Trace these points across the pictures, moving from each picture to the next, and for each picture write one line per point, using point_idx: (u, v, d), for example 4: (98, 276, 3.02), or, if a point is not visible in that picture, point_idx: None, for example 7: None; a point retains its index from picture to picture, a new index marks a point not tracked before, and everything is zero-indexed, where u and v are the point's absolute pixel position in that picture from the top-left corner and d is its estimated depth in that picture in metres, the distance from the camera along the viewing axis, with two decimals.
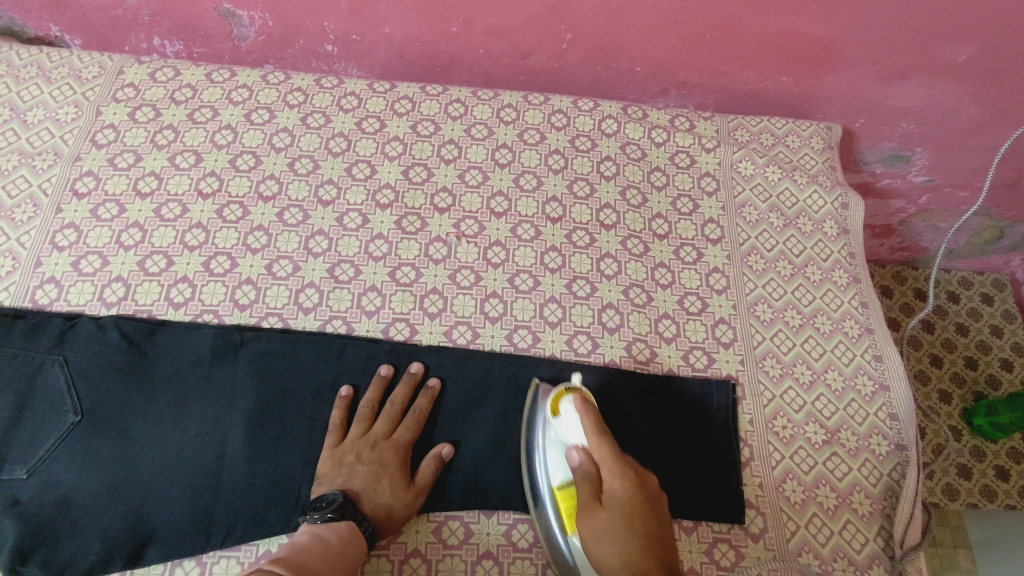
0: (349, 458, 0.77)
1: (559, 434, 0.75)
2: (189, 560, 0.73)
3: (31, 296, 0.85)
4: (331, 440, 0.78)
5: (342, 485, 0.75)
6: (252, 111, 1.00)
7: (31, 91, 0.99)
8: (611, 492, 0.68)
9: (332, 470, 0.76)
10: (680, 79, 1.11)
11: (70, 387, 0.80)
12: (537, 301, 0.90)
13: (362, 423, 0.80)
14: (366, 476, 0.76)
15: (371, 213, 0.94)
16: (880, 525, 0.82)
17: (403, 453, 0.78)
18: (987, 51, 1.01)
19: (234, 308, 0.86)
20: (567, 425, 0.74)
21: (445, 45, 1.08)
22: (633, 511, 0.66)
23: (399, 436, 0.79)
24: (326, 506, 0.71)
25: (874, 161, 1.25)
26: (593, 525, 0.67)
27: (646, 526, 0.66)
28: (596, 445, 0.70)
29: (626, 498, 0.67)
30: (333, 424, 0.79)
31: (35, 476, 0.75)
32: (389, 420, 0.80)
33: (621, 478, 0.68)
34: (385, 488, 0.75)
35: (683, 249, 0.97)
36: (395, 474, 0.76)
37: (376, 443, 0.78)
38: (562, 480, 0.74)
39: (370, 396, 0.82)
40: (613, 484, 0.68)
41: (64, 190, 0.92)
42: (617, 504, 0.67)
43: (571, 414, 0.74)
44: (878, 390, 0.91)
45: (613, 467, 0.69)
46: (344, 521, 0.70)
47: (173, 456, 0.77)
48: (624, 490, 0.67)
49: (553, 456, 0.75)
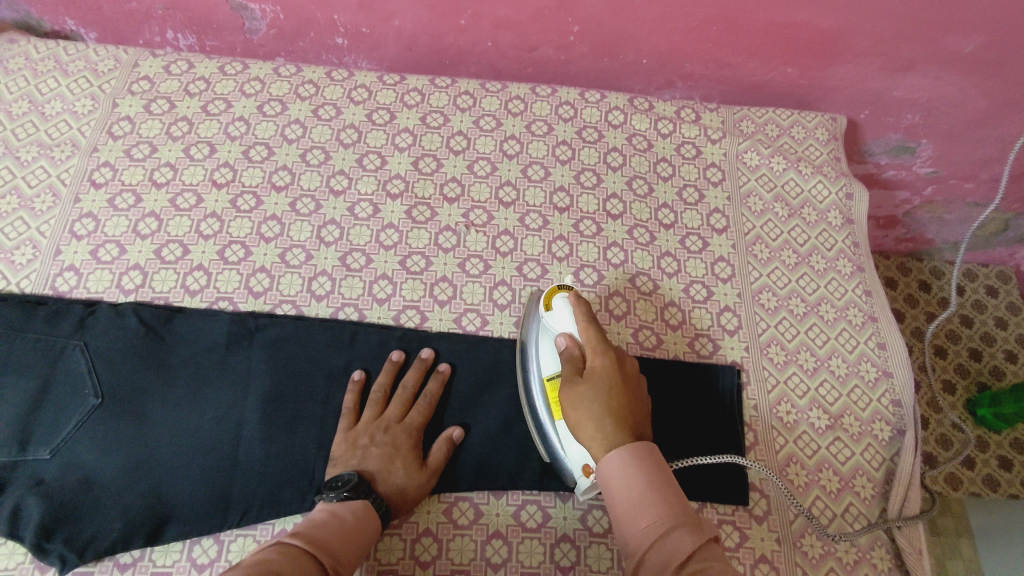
0: (363, 440, 0.78)
1: (549, 327, 0.79)
2: (207, 539, 0.75)
3: (52, 284, 0.87)
4: (345, 423, 0.80)
5: (357, 466, 0.76)
6: (264, 103, 1.02)
7: (49, 84, 1.01)
8: (592, 368, 0.71)
9: (346, 452, 0.77)
10: (686, 71, 1.12)
11: (90, 370, 0.82)
12: (545, 288, 0.92)
13: (374, 407, 0.81)
14: (380, 457, 0.77)
15: (382, 203, 0.96)
16: (882, 508, 0.84)
17: (415, 435, 0.80)
18: (992, 43, 1.02)
19: (249, 295, 0.88)
20: (559, 317, 0.77)
21: (453, 38, 1.10)
22: (613, 385, 0.69)
23: (411, 419, 0.81)
24: (341, 485, 0.73)
25: (879, 152, 1.26)
26: (573, 397, 0.69)
27: (623, 398, 0.69)
28: (583, 330, 0.74)
29: (606, 374, 0.70)
30: (346, 407, 0.81)
31: (58, 456, 0.78)
32: (401, 403, 0.82)
33: (603, 357, 0.72)
34: (399, 469, 0.77)
35: (688, 238, 0.99)
36: (408, 455, 0.78)
37: (389, 426, 0.80)
38: (552, 370, 0.77)
39: (382, 380, 0.83)
40: (596, 362, 0.71)
41: (82, 180, 0.94)
42: (598, 378, 0.70)
43: (563, 307, 0.77)
44: (881, 376, 0.93)
45: (597, 348, 0.72)
46: (360, 500, 0.71)
47: (191, 438, 0.79)
48: (605, 367, 0.71)
49: (545, 348, 0.79)
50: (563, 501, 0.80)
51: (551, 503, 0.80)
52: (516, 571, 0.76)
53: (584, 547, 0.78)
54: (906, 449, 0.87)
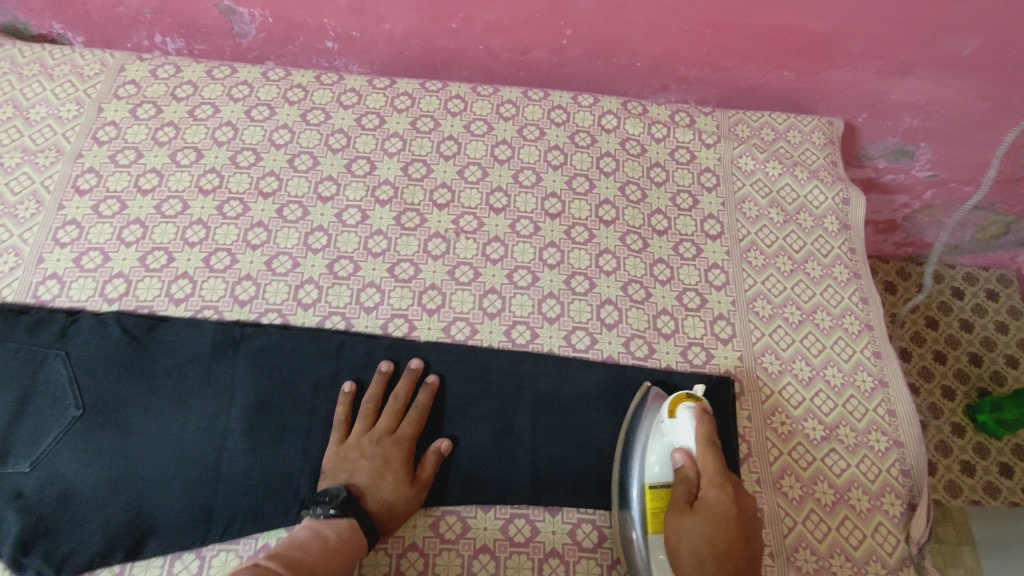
0: (354, 454, 0.77)
1: (668, 436, 0.77)
2: (188, 553, 0.74)
3: (34, 292, 0.86)
4: (335, 436, 0.79)
5: (348, 481, 0.75)
6: (252, 108, 1.01)
7: (34, 89, 1.00)
8: (704, 499, 0.71)
9: (337, 466, 0.77)
10: (680, 74, 1.11)
11: (72, 381, 0.81)
12: (535, 297, 0.91)
13: (365, 420, 0.80)
14: (371, 470, 0.76)
15: (371, 209, 0.95)
16: (878, 521, 0.82)
17: (406, 448, 0.79)
18: (990, 45, 1.00)
19: (235, 303, 0.86)
20: (679, 430, 0.76)
21: (445, 41, 1.08)
22: (721, 525, 0.69)
23: (401, 432, 0.80)
24: (329, 501, 0.72)
25: (878, 156, 1.24)
26: (678, 528, 0.70)
27: (731, 541, 0.68)
28: (702, 454, 0.72)
29: (717, 510, 0.69)
30: (338, 420, 0.80)
31: (38, 469, 0.76)
32: (391, 416, 0.81)
33: (717, 492, 0.70)
34: (388, 483, 0.76)
35: (682, 245, 0.97)
36: (399, 470, 0.77)
37: (380, 440, 0.79)
38: (657, 479, 0.76)
39: (372, 392, 0.82)
40: (709, 493, 0.71)
41: (66, 187, 0.93)
42: (708, 514, 0.70)
43: (688, 421, 0.75)
44: (877, 386, 0.91)
45: (713, 481, 0.71)
46: (346, 518, 0.71)
47: (173, 450, 0.78)
48: (718, 503, 0.70)
49: (656, 453, 0.77)
50: (553, 515, 0.79)
51: (540, 517, 0.78)
52: None
53: (574, 562, 0.76)
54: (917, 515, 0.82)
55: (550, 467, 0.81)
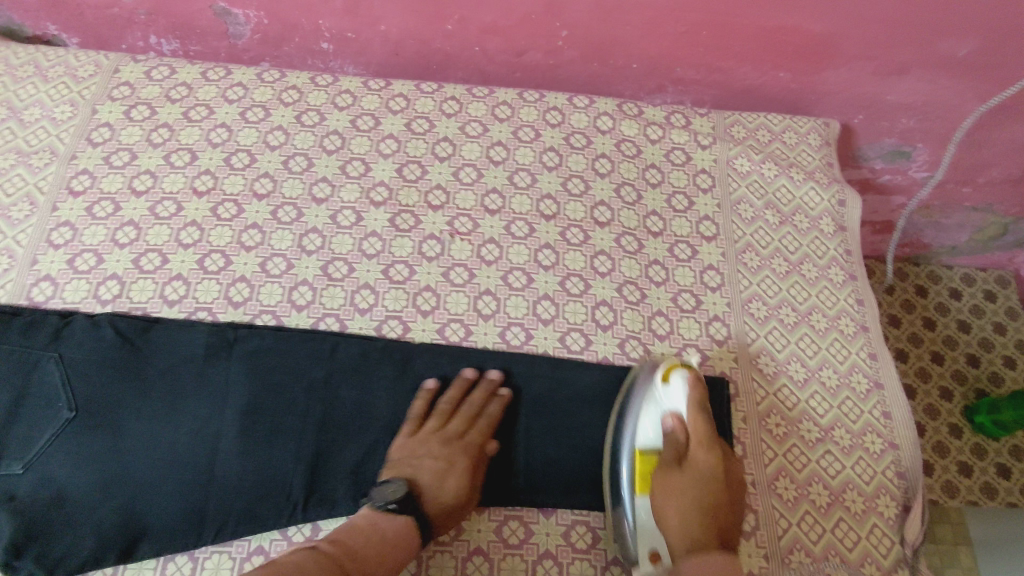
0: (422, 451, 0.78)
1: (660, 402, 0.80)
2: (181, 556, 0.74)
3: (28, 294, 0.86)
4: (408, 428, 0.81)
5: (411, 475, 0.76)
6: (247, 110, 1.01)
7: (28, 90, 1.00)
8: (693, 460, 0.77)
9: (403, 459, 0.78)
10: (676, 75, 1.11)
11: (65, 384, 0.81)
12: (530, 298, 0.90)
13: (440, 418, 0.81)
14: (434, 470, 0.76)
15: (366, 211, 0.94)
16: (873, 523, 0.82)
17: (473, 456, 0.79)
18: (987, 46, 1.00)
19: (228, 305, 0.86)
20: (674, 397, 0.79)
21: (440, 42, 1.08)
22: (708, 483, 0.76)
23: (471, 438, 0.80)
24: (388, 493, 0.74)
25: (875, 157, 1.24)
26: (668, 485, 0.77)
27: (715, 498, 0.76)
28: (693, 419, 0.78)
29: (705, 469, 0.76)
30: (413, 414, 0.82)
31: (31, 472, 0.76)
32: (465, 419, 0.81)
33: (705, 454, 0.77)
34: (450, 486, 0.76)
35: (677, 246, 0.97)
36: (461, 474, 0.77)
37: (449, 441, 0.79)
38: (648, 443, 0.79)
39: (451, 393, 0.83)
40: (698, 454, 0.77)
41: (60, 189, 0.93)
42: (696, 473, 0.77)
43: (681, 389, 0.79)
44: (872, 387, 0.91)
45: (702, 444, 0.77)
46: (404, 515, 0.72)
47: (166, 452, 0.78)
48: (706, 463, 0.77)
49: (649, 419, 0.79)
50: (547, 517, 0.78)
51: (534, 519, 0.78)
52: None
53: (567, 564, 0.76)
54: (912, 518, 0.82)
55: (544, 469, 0.81)
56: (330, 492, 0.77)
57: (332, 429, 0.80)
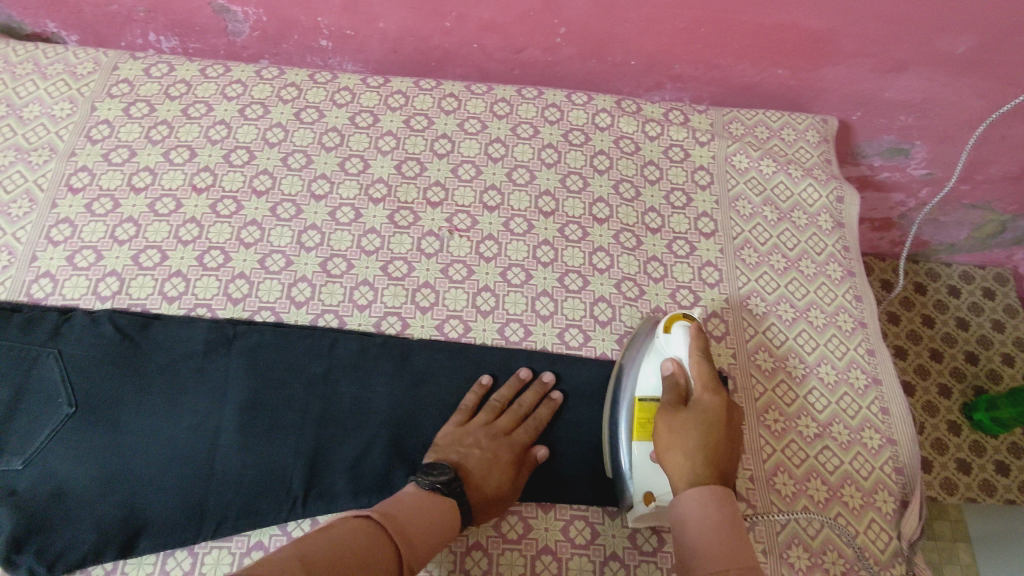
0: (469, 440, 0.78)
1: (660, 351, 0.79)
2: (181, 551, 0.74)
3: (27, 290, 0.86)
4: (458, 418, 0.80)
5: (457, 460, 0.75)
6: (246, 107, 1.01)
7: (27, 87, 1.00)
8: (698, 401, 0.72)
9: (451, 444, 0.77)
10: (675, 72, 1.11)
11: (64, 380, 0.81)
12: (529, 294, 0.91)
13: (490, 413, 0.81)
14: (480, 460, 0.75)
15: (365, 207, 0.95)
16: (871, 518, 0.82)
17: (518, 452, 0.78)
18: (984, 44, 1.00)
19: (228, 302, 0.86)
20: (674, 344, 0.77)
21: (439, 39, 1.08)
22: (714, 425, 0.70)
23: (518, 436, 0.80)
24: (436, 475, 0.72)
25: (873, 154, 1.24)
26: (671, 426, 0.71)
27: (720, 440, 0.70)
28: (696, 364, 0.74)
29: (710, 411, 0.71)
30: (464, 406, 0.81)
31: (31, 467, 0.76)
32: (513, 417, 0.81)
33: (711, 395, 0.72)
34: (493, 479, 0.75)
35: (676, 243, 0.97)
36: (505, 469, 0.76)
37: (496, 435, 0.79)
38: (648, 391, 0.78)
39: (505, 391, 0.83)
40: (704, 396, 0.72)
41: (59, 185, 0.93)
42: (701, 414, 0.71)
43: (681, 336, 0.77)
44: (871, 383, 0.91)
45: (707, 386, 0.72)
46: (449, 498, 0.70)
47: (166, 448, 0.78)
48: (711, 405, 0.71)
49: (649, 367, 0.79)
50: (546, 512, 0.79)
51: (533, 514, 0.78)
52: None
53: (566, 559, 0.76)
54: (909, 514, 0.82)
55: (543, 464, 0.81)
56: (329, 487, 0.77)
57: (331, 425, 0.80)
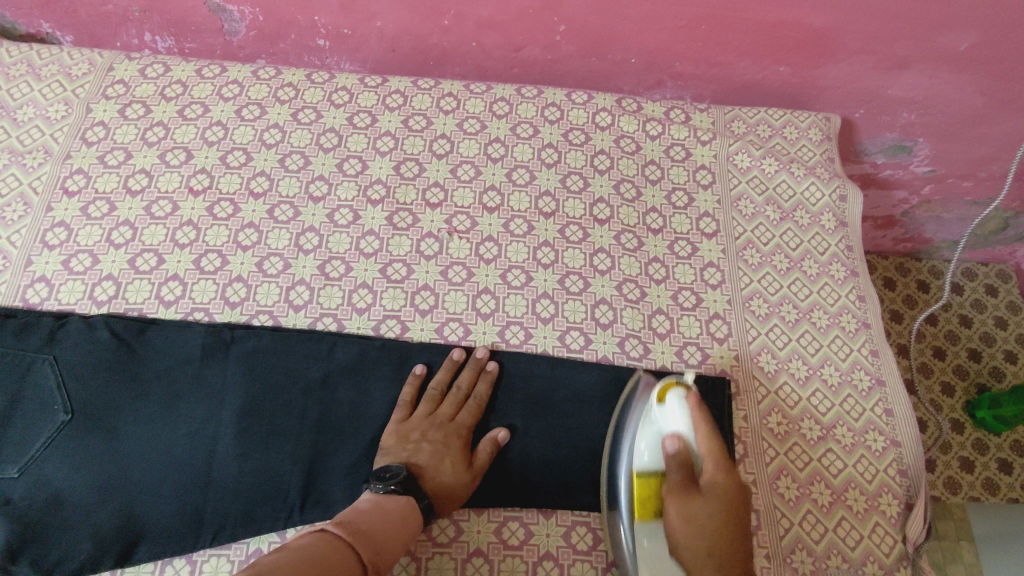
0: (415, 434, 0.78)
1: (657, 423, 0.76)
2: (179, 559, 0.73)
3: (22, 295, 0.85)
4: (399, 413, 0.80)
5: (408, 459, 0.76)
6: (243, 107, 1.00)
7: (21, 89, 0.99)
8: (711, 482, 0.70)
9: (397, 443, 0.77)
10: (676, 70, 1.10)
11: (59, 386, 0.80)
12: (529, 297, 0.90)
13: (430, 403, 0.81)
14: (432, 453, 0.76)
15: (363, 209, 0.94)
16: (875, 522, 0.81)
17: (466, 436, 0.79)
18: (987, 40, 0.99)
19: (225, 306, 0.85)
20: (671, 416, 0.74)
21: (437, 38, 1.07)
22: (729, 506, 0.68)
23: (462, 419, 0.80)
24: (390, 478, 0.72)
25: (876, 152, 1.23)
26: (686, 508, 0.68)
27: (736, 525, 0.67)
28: (701, 439, 0.72)
29: (724, 491, 0.69)
30: (403, 400, 0.81)
31: (26, 475, 0.75)
32: (455, 402, 0.81)
33: (723, 474, 0.70)
34: (448, 468, 0.76)
35: (677, 243, 0.96)
36: (456, 455, 0.77)
37: (441, 423, 0.79)
38: (647, 466, 0.74)
39: (440, 377, 0.83)
40: (716, 475, 0.70)
41: (54, 188, 0.92)
42: (716, 494, 0.69)
43: (678, 408, 0.74)
44: (874, 385, 0.90)
45: (717, 464, 0.71)
46: (406, 495, 0.70)
47: (163, 455, 0.77)
48: (724, 484, 0.70)
49: (647, 440, 0.76)
50: (547, 518, 0.78)
51: (533, 520, 0.78)
52: None
53: (567, 565, 0.76)
54: (914, 518, 0.81)
55: (543, 469, 0.80)
56: (328, 493, 0.76)
57: (330, 431, 0.80)
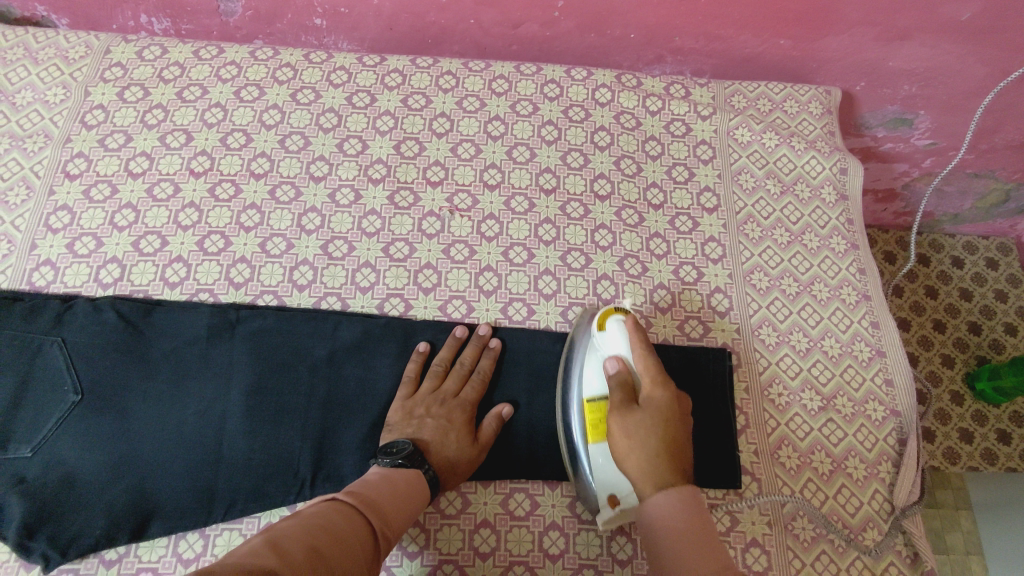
0: (419, 411, 0.79)
1: (599, 348, 0.77)
2: (192, 533, 0.74)
3: (29, 279, 0.86)
4: (404, 391, 0.81)
5: (412, 434, 0.77)
6: (241, 89, 0.99)
7: (19, 73, 0.99)
8: (649, 398, 0.70)
9: (403, 419, 0.79)
10: (675, 45, 1.09)
11: (69, 366, 0.81)
12: (531, 273, 0.90)
13: (433, 379, 0.82)
14: (435, 428, 0.77)
15: (363, 188, 0.94)
16: (875, 489, 0.83)
17: (470, 410, 0.80)
18: (990, 9, 0.98)
19: (229, 286, 0.86)
20: (612, 341, 0.75)
21: (435, 15, 1.06)
22: (669, 420, 0.68)
23: (466, 394, 0.81)
24: (395, 453, 0.73)
25: (876, 125, 1.23)
26: (627, 427, 0.68)
27: (675, 435, 0.68)
28: (640, 358, 0.72)
29: (664, 406, 0.69)
30: (407, 377, 0.82)
31: (40, 454, 0.77)
32: (458, 379, 0.82)
33: (661, 390, 0.70)
34: (452, 443, 0.77)
35: (677, 219, 0.96)
36: (461, 429, 0.78)
37: (445, 399, 0.80)
38: (595, 392, 0.76)
39: (443, 354, 0.84)
40: (654, 392, 0.70)
41: (56, 172, 0.92)
42: (654, 410, 0.68)
43: (618, 331, 0.75)
44: (874, 355, 0.91)
45: (656, 381, 0.70)
46: (413, 467, 0.72)
47: (174, 433, 0.78)
48: (662, 400, 0.69)
49: (592, 369, 0.77)
50: (552, 489, 0.79)
51: (539, 491, 0.79)
52: (504, 559, 0.75)
53: (573, 534, 0.77)
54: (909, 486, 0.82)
55: (548, 442, 0.82)
56: (337, 468, 0.78)
57: (337, 407, 0.81)
